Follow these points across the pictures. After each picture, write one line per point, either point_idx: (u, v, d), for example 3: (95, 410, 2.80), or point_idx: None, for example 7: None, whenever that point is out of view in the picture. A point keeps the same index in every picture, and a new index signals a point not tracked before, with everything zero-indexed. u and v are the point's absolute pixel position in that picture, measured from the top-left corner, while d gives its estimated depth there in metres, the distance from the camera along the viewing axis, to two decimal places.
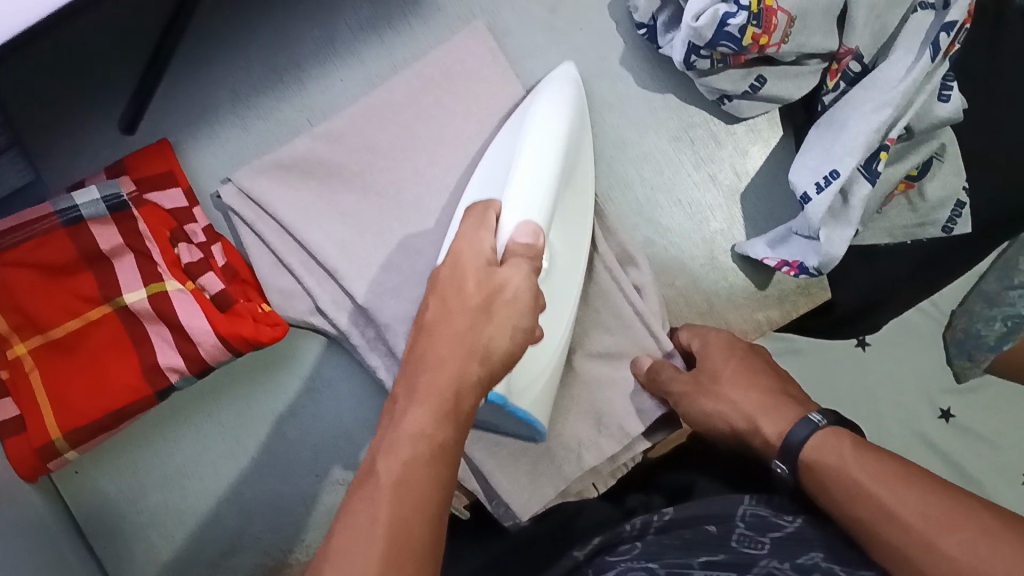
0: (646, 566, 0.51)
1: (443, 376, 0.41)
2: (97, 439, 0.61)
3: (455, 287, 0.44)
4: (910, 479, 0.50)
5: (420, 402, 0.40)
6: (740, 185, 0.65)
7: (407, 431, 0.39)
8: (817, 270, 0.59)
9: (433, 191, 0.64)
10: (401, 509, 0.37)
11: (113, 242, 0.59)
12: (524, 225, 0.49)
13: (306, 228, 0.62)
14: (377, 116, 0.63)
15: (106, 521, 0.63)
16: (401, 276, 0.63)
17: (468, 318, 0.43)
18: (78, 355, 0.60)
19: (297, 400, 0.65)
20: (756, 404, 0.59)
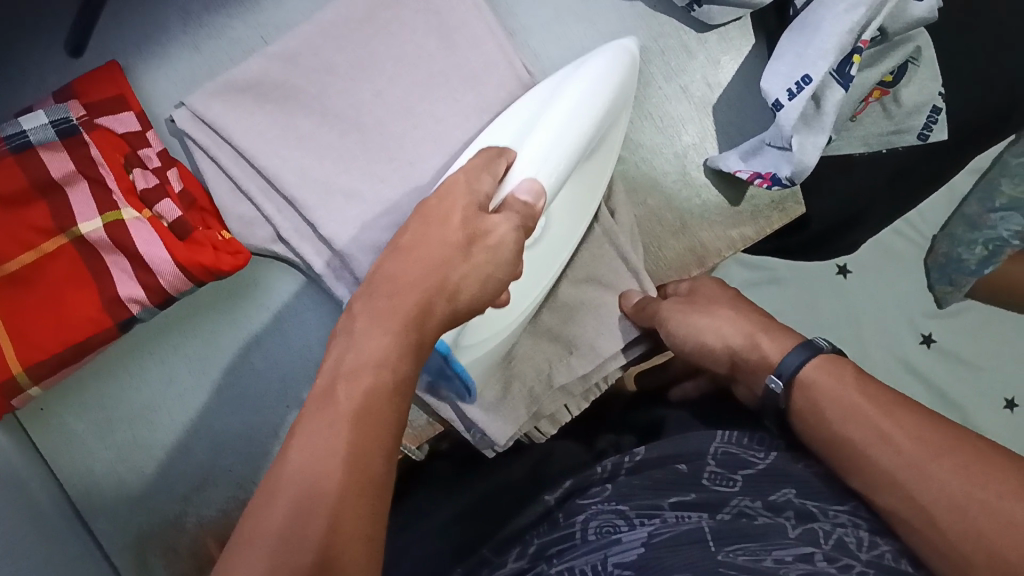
0: (616, 508, 0.50)
1: (405, 303, 0.40)
2: (60, 373, 0.59)
3: (442, 218, 0.44)
4: (913, 406, 0.48)
5: (381, 329, 0.39)
6: (712, 97, 0.64)
7: (372, 351, 0.38)
8: (789, 181, 0.58)
9: (395, 113, 0.62)
10: (362, 438, 0.35)
11: (65, 169, 0.57)
12: (528, 181, 0.49)
13: (263, 153, 0.59)
14: (332, 35, 0.61)
15: (71, 457, 0.61)
16: (364, 206, 0.60)
17: (445, 251, 0.42)
18: (36, 290, 0.57)
19: (263, 329, 0.64)
20: (735, 323, 0.58)
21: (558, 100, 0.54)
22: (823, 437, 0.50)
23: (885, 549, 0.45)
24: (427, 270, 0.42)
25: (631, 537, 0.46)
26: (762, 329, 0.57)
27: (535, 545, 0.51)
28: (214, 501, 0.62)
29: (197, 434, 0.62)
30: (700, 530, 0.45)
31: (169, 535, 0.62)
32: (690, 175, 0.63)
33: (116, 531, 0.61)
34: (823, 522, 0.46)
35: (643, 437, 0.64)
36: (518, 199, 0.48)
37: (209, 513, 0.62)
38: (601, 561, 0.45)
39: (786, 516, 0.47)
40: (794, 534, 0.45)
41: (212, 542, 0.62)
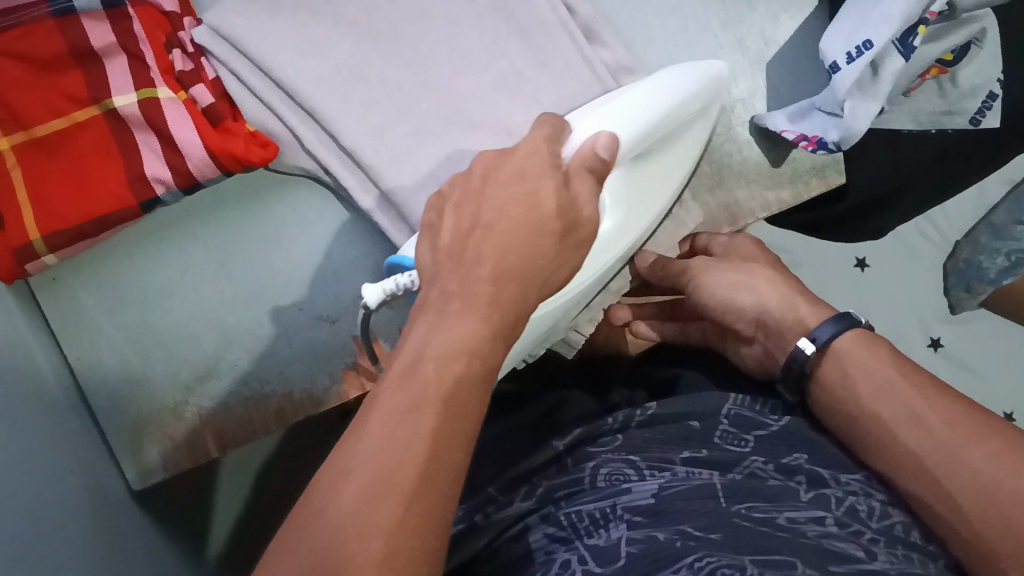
0: (628, 458, 0.50)
1: (486, 268, 0.38)
2: (77, 247, 0.59)
3: (523, 202, 0.41)
4: (937, 388, 0.48)
5: (476, 311, 0.37)
6: (767, 54, 0.62)
7: (470, 333, 0.36)
8: (835, 146, 0.57)
9: (407, 16, 0.60)
10: (438, 438, 0.33)
11: (105, 39, 0.56)
12: (607, 140, 0.45)
13: (284, 63, 0.58)
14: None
15: (79, 333, 0.62)
16: (384, 113, 0.59)
17: (523, 186, 0.42)
18: (63, 158, 0.57)
19: (285, 226, 0.63)
20: (776, 291, 0.57)
21: (618, 101, 0.50)
22: (852, 412, 0.49)
23: (895, 522, 0.44)
24: (508, 257, 0.39)
25: (642, 487, 0.46)
26: (797, 295, 0.56)
27: (544, 486, 0.50)
28: (215, 393, 0.62)
29: (206, 324, 0.62)
30: (712, 485, 0.45)
31: (167, 422, 0.62)
32: (735, 132, 0.62)
33: (114, 408, 0.62)
34: (836, 488, 0.46)
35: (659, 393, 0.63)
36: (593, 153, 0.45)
37: (209, 404, 0.62)
38: (612, 508, 0.45)
39: (797, 481, 0.47)
40: (806, 498, 0.44)
41: (209, 433, 0.63)
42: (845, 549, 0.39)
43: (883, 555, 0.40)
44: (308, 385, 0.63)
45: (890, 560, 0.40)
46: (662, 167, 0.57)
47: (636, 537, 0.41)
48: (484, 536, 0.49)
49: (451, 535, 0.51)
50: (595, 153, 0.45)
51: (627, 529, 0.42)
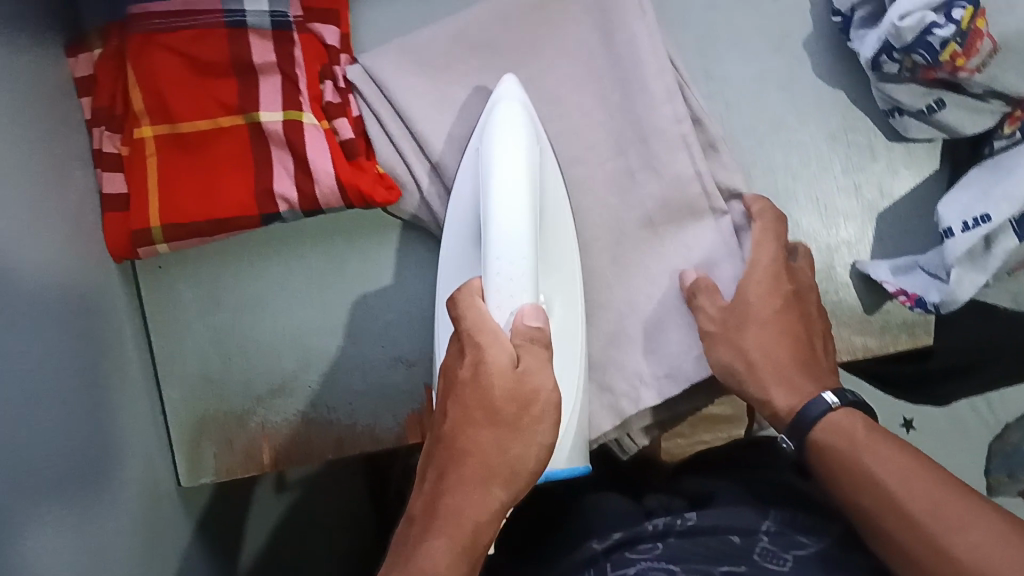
0: (666, 568, 0.50)
1: (472, 473, 0.46)
2: (190, 242, 0.62)
3: (482, 397, 0.47)
4: (916, 458, 0.49)
5: (442, 535, 0.46)
6: (880, 205, 0.63)
7: (442, 511, 0.46)
8: (935, 307, 0.57)
9: (542, 101, 0.61)
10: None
11: (266, 57, 0.60)
12: (534, 306, 0.48)
13: (423, 119, 0.61)
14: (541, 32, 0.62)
15: (167, 324, 0.64)
16: None
17: (503, 386, 0.46)
18: (199, 155, 0.61)
19: (385, 266, 0.65)
20: (786, 390, 0.54)
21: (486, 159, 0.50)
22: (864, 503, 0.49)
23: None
24: (481, 463, 0.46)
25: None
26: (789, 368, 0.54)
27: None
28: (283, 410, 0.64)
29: (290, 343, 0.64)
30: None
31: (230, 426, 0.64)
32: (834, 272, 0.62)
33: (184, 402, 0.64)
34: None
35: (695, 502, 0.60)
36: (523, 330, 0.47)
37: (274, 419, 0.64)
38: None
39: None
40: None
41: (266, 446, 0.65)
42: None
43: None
44: (371, 424, 0.65)
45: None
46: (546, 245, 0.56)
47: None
48: None
49: None
50: (523, 324, 0.47)
51: None
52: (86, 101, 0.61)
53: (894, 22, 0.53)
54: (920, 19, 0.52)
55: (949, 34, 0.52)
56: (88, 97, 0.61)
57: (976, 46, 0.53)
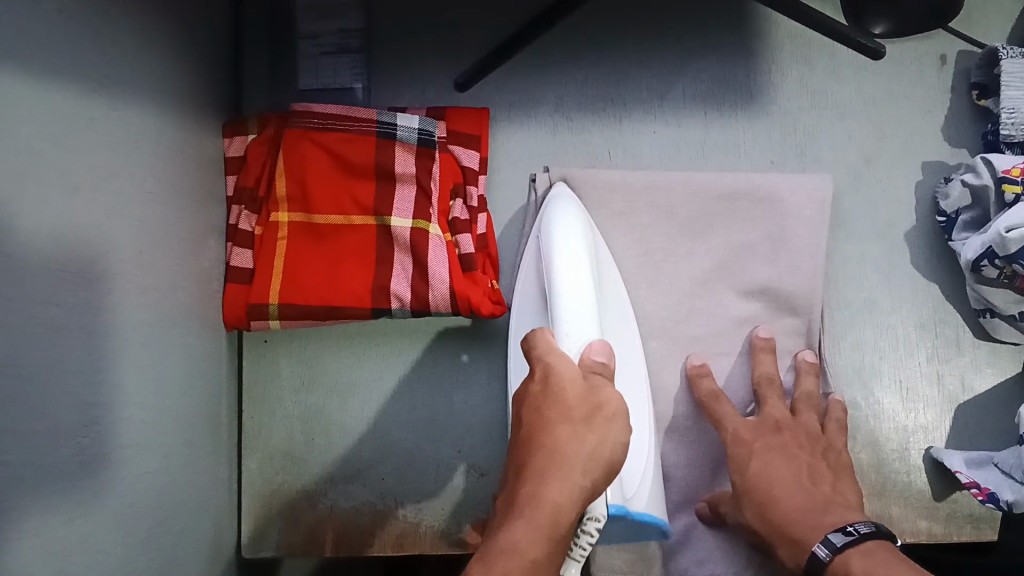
0: None
1: (554, 473, 0.41)
2: (301, 323, 0.65)
3: (556, 394, 0.45)
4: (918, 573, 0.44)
5: (523, 517, 0.40)
6: (961, 396, 0.65)
7: (522, 496, 0.41)
8: (1006, 506, 0.58)
9: (664, 247, 0.65)
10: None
11: (407, 167, 0.64)
12: (602, 342, 0.48)
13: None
14: (660, 186, 0.66)
15: (262, 395, 0.67)
16: None
17: (577, 403, 0.44)
18: (327, 245, 0.65)
19: (477, 377, 0.67)
20: (790, 541, 0.52)
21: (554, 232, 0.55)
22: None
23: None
24: (557, 462, 0.42)
25: None
26: (794, 513, 0.54)
27: None
28: (353, 497, 0.66)
29: (373, 433, 0.66)
30: None
31: (299, 504, 0.66)
32: (909, 452, 0.64)
33: (262, 473, 0.66)
34: None
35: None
36: (589, 362, 0.46)
37: (344, 504, 0.66)
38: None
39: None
40: None
41: (331, 532, 0.66)
42: None
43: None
44: (435, 524, 0.66)
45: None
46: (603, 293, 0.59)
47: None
48: None
49: None
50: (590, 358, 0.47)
51: None
52: (231, 179, 0.66)
53: (1000, 231, 0.58)
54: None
55: None
56: (234, 176, 0.66)
57: None
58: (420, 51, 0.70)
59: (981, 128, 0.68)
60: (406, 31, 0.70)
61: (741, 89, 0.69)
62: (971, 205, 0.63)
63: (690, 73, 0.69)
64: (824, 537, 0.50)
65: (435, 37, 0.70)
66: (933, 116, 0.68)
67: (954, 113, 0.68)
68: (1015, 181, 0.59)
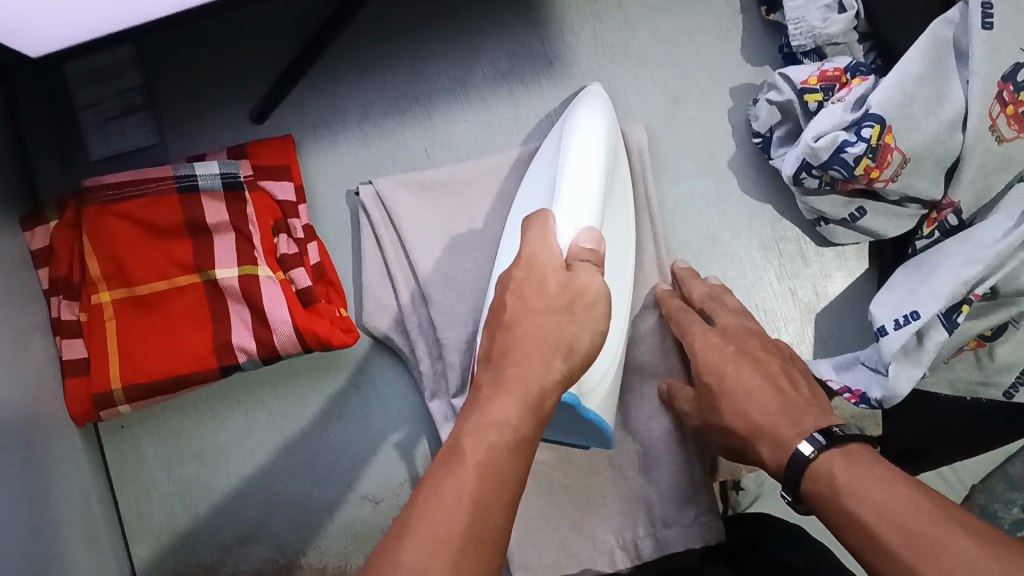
0: None
1: (529, 345, 0.42)
2: (152, 399, 0.63)
3: (537, 286, 0.44)
4: (908, 480, 0.42)
5: (507, 392, 0.40)
6: (817, 305, 0.66)
7: (509, 373, 0.41)
8: (878, 402, 0.60)
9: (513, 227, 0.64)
10: (486, 487, 0.37)
11: (219, 216, 0.62)
12: (590, 231, 0.48)
13: (421, 249, 0.64)
14: (489, 173, 0.65)
15: (134, 481, 0.64)
16: (468, 306, 0.63)
17: (554, 321, 0.43)
18: (157, 314, 0.62)
19: (349, 408, 0.65)
20: (773, 448, 0.49)
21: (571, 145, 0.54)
22: (854, 541, 0.42)
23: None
24: (544, 343, 0.42)
25: None
26: (784, 409, 0.51)
27: None
28: (252, 558, 0.64)
29: (256, 490, 0.65)
30: None
31: None
32: None
33: (153, 559, 0.64)
34: None
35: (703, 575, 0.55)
36: (578, 251, 0.47)
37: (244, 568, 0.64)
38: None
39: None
40: None
41: None
42: None
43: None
44: (341, 565, 0.64)
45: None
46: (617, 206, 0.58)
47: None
48: None
49: None
50: (581, 247, 0.47)
51: None
52: (43, 272, 0.62)
53: (810, 141, 0.59)
54: (833, 138, 0.58)
55: (861, 151, 0.57)
56: (45, 268, 0.62)
57: (887, 159, 0.58)
58: (208, 94, 0.67)
59: (777, 42, 0.68)
60: (188, 76, 0.67)
61: (540, 58, 0.68)
62: (782, 120, 0.64)
63: (486, 52, 0.67)
64: (809, 435, 0.47)
65: (220, 74, 0.67)
66: (730, 41, 0.68)
67: (750, 33, 0.68)
68: (816, 90, 0.61)
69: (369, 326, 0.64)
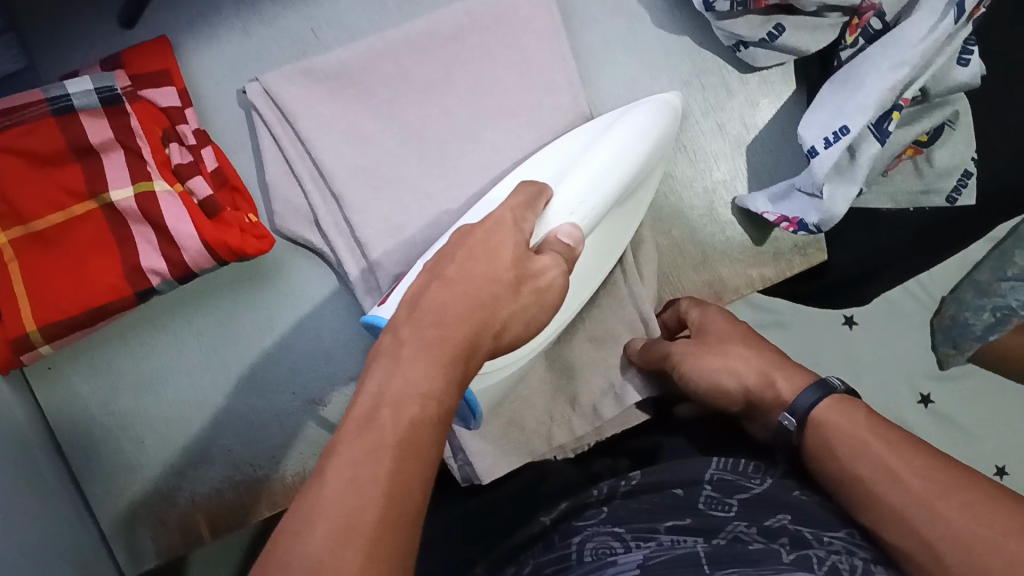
0: (613, 531, 0.49)
1: (462, 304, 0.40)
2: (73, 335, 0.59)
3: (490, 254, 0.43)
4: (913, 444, 0.49)
5: (427, 359, 0.38)
6: (747, 137, 0.65)
7: (438, 337, 0.39)
8: (816, 227, 0.59)
9: (456, 132, 0.62)
10: (404, 462, 0.35)
11: (103, 134, 0.58)
12: (568, 227, 0.48)
13: (324, 147, 0.60)
14: (384, 55, 0.61)
15: (72, 420, 0.62)
16: (406, 214, 0.61)
17: (495, 288, 0.42)
18: (61, 248, 0.58)
19: (280, 315, 0.64)
20: (789, 381, 0.55)
21: (607, 137, 0.57)
22: (832, 475, 0.51)
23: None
24: (473, 302, 0.40)
25: (627, 559, 0.45)
26: (776, 365, 0.57)
27: (531, 564, 0.49)
28: (208, 478, 0.63)
29: (200, 409, 0.63)
30: (696, 553, 0.44)
31: (159, 508, 0.62)
32: (718, 211, 0.65)
33: (109, 496, 0.62)
34: (818, 548, 0.45)
35: (640, 462, 0.61)
36: (555, 243, 0.47)
37: (202, 489, 0.63)
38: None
39: (780, 542, 0.45)
40: (788, 559, 0.42)
41: (202, 518, 0.63)
42: None
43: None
44: (300, 470, 0.64)
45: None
46: (624, 214, 0.59)
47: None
48: None
49: None
50: (557, 240, 0.48)
51: None
52: None
53: None
54: None
55: None
56: None
57: None
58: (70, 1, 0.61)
59: None
60: None
61: None
62: None
63: None
64: (820, 378, 0.54)
65: None
66: None
67: None
68: None
69: (282, 228, 0.62)
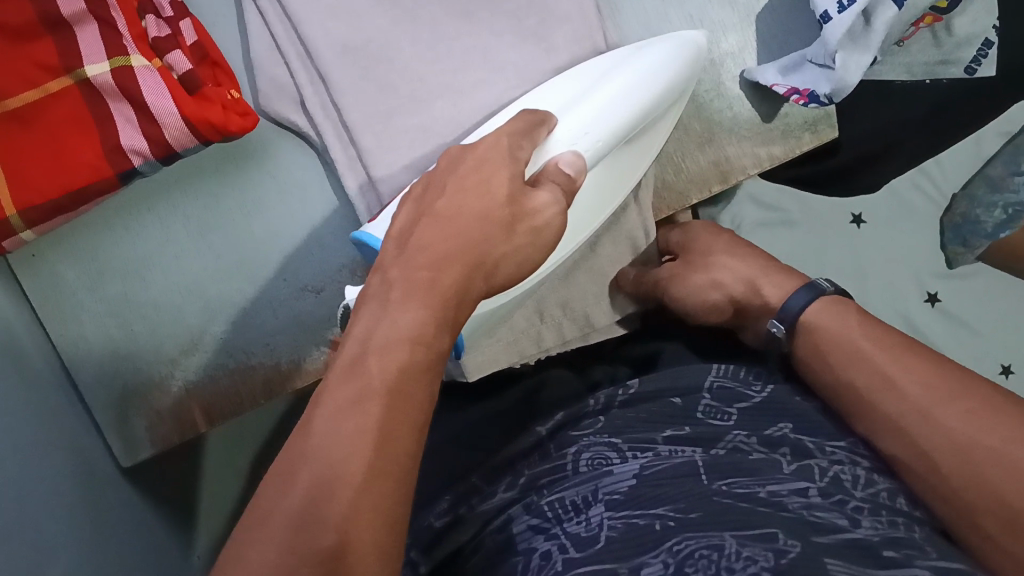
0: (609, 441, 0.47)
1: (447, 240, 0.39)
2: (54, 220, 0.58)
3: (485, 185, 0.42)
4: (909, 351, 0.48)
5: (417, 303, 0.37)
6: (757, 6, 0.62)
7: (421, 278, 0.38)
8: (828, 99, 0.56)
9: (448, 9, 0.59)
10: (394, 414, 0.34)
11: (75, 6, 0.54)
12: (573, 156, 0.47)
13: (310, 23, 0.57)
14: None
15: (58, 306, 0.60)
16: (395, 98, 0.58)
17: (488, 227, 0.40)
18: (36, 129, 0.55)
19: (266, 194, 0.62)
20: (777, 288, 0.55)
21: (606, 83, 0.53)
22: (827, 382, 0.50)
23: (880, 489, 0.44)
24: (463, 243, 0.39)
25: (624, 469, 0.44)
26: (762, 271, 0.57)
27: (526, 476, 0.48)
28: (201, 366, 0.61)
29: (189, 296, 0.61)
30: (692, 462, 0.44)
31: (152, 396, 0.61)
32: (725, 87, 0.62)
33: (101, 384, 0.61)
34: (820, 458, 0.45)
35: (639, 368, 0.60)
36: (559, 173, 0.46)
37: (195, 377, 0.61)
38: (591, 494, 0.43)
39: (782, 453, 0.45)
40: (790, 469, 0.43)
41: (197, 406, 0.62)
42: (828, 520, 0.39)
43: (867, 522, 0.40)
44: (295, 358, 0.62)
45: (875, 527, 0.39)
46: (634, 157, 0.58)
47: (618, 523, 0.40)
48: (468, 529, 0.47)
49: (435, 526, 0.49)
50: (559, 169, 0.46)
51: (607, 513, 0.41)
52: None
53: None
54: None
55: None
56: None
57: None
58: None
59: None
60: None
61: None
62: None
63: None
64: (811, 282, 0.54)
65: None
66: None
67: None
68: None
69: (269, 109, 0.60)
